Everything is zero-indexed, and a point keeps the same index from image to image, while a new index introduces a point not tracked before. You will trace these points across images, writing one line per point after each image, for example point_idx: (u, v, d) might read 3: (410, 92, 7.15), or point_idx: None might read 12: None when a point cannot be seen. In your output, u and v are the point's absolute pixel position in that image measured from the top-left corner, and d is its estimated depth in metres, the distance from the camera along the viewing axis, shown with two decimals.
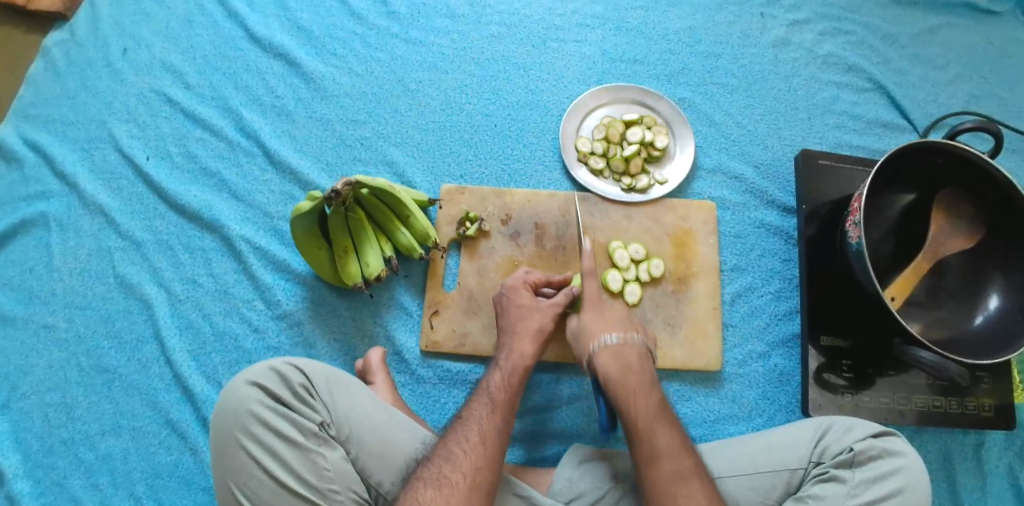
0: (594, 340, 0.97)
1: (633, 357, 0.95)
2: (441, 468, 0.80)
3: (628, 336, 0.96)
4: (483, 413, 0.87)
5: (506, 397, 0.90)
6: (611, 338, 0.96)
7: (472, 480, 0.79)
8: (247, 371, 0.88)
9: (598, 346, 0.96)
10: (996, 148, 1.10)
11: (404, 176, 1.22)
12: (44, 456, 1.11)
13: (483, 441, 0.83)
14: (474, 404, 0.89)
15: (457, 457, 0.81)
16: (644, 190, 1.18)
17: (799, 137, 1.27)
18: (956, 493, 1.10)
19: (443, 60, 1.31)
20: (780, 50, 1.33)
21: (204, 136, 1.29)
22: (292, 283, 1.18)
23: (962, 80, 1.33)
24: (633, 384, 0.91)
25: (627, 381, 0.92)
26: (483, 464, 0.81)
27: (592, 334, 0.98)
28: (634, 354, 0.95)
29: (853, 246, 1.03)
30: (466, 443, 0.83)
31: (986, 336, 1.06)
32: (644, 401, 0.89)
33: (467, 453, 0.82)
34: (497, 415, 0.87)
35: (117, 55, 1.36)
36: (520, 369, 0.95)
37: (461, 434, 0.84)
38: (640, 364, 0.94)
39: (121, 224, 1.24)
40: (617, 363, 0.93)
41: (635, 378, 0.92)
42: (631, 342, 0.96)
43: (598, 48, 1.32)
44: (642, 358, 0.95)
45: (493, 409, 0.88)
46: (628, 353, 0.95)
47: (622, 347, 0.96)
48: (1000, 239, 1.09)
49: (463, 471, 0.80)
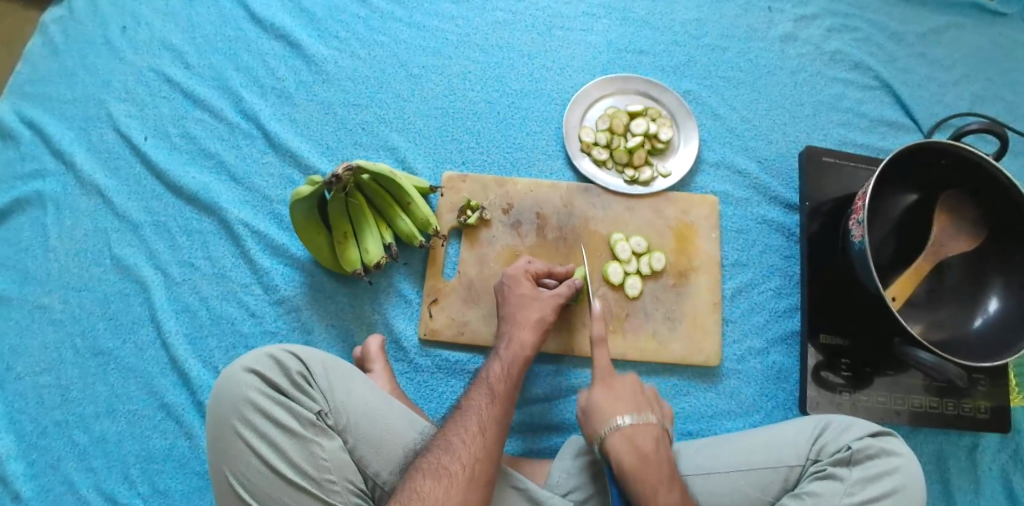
0: (607, 423, 0.88)
1: (649, 442, 0.86)
2: (440, 458, 0.80)
3: (644, 417, 0.88)
4: (483, 404, 0.87)
5: (506, 388, 0.90)
6: (626, 421, 0.87)
7: (470, 470, 0.79)
8: (244, 358, 0.87)
9: (611, 429, 0.87)
10: (1001, 151, 1.10)
11: (406, 163, 1.21)
12: (38, 437, 1.10)
13: (481, 432, 0.83)
14: (473, 395, 0.89)
15: (456, 447, 0.81)
16: (647, 182, 1.18)
17: (804, 133, 1.26)
18: (949, 493, 1.11)
19: (447, 46, 1.29)
20: (787, 45, 1.32)
21: (203, 118, 1.28)
22: (290, 268, 1.17)
23: (968, 81, 1.32)
24: (653, 477, 0.81)
25: (648, 474, 0.82)
26: (481, 454, 0.81)
27: (604, 416, 0.89)
28: (651, 436, 0.87)
29: (856, 245, 1.03)
30: (465, 433, 0.82)
31: (985, 339, 1.06)
32: (668, 497, 0.80)
33: (465, 443, 0.81)
34: (496, 406, 0.87)
35: (116, 34, 1.34)
36: (520, 360, 0.94)
37: (460, 424, 0.84)
38: (658, 453, 0.85)
39: (118, 205, 1.23)
40: (633, 450, 0.84)
41: (653, 471, 0.82)
42: (648, 424, 0.88)
43: (603, 38, 1.30)
44: (658, 442, 0.87)
45: (492, 400, 0.87)
46: (644, 436, 0.86)
47: (637, 433, 0.86)
48: (1001, 242, 1.08)
49: (461, 461, 0.79)
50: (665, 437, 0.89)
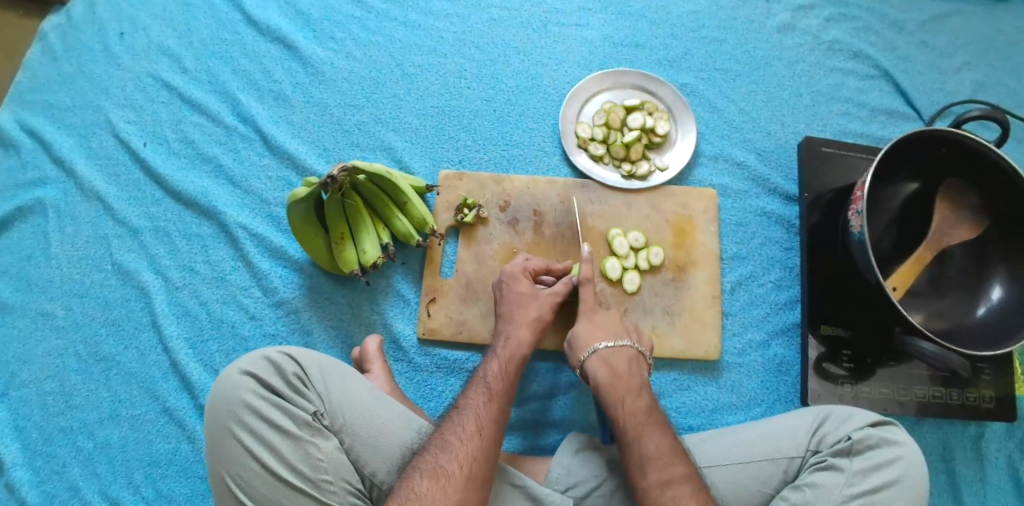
0: (585, 346, 0.95)
1: (623, 363, 0.93)
2: (438, 458, 0.80)
3: (618, 342, 0.95)
4: (480, 403, 0.87)
5: (503, 387, 0.89)
6: (603, 345, 0.94)
7: (469, 469, 0.79)
8: (240, 361, 0.88)
9: (590, 352, 0.94)
10: (1002, 137, 1.09)
11: (402, 162, 1.21)
12: (44, 443, 1.11)
13: (479, 431, 0.83)
14: (471, 393, 0.89)
15: (454, 447, 0.81)
16: (644, 177, 1.17)
17: (803, 124, 1.25)
18: (955, 484, 1.10)
19: (442, 44, 1.29)
20: (785, 35, 1.31)
21: (200, 122, 1.28)
22: (289, 270, 1.17)
23: (970, 68, 1.30)
24: (623, 389, 0.90)
25: (617, 387, 0.90)
26: (479, 453, 0.81)
27: (585, 341, 0.96)
28: (627, 357, 0.94)
29: (855, 236, 1.02)
30: (462, 433, 0.82)
31: (988, 328, 1.05)
32: (634, 405, 0.88)
33: (462, 442, 0.81)
34: (494, 405, 0.86)
35: (113, 40, 1.34)
36: (518, 358, 0.94)
37: (458, 424, 0.84)
38: (631, 371, 0.92)
39: (118, 211, 1.23)
40: (608, 369, 0.92)
41: (625, 384, 0.90)
42: (622, 347, 0.95)
43: (599, 33, 1.29)
44: (633, 362, 0.94)
45: (490, 400, 0.87)
46: (619, 358, 0.93)
47: (613, 354, 0.94)
48: (1003, 229, 1.07)
49: (459, 461, 0.79)
50: (643, 360, 0.95)
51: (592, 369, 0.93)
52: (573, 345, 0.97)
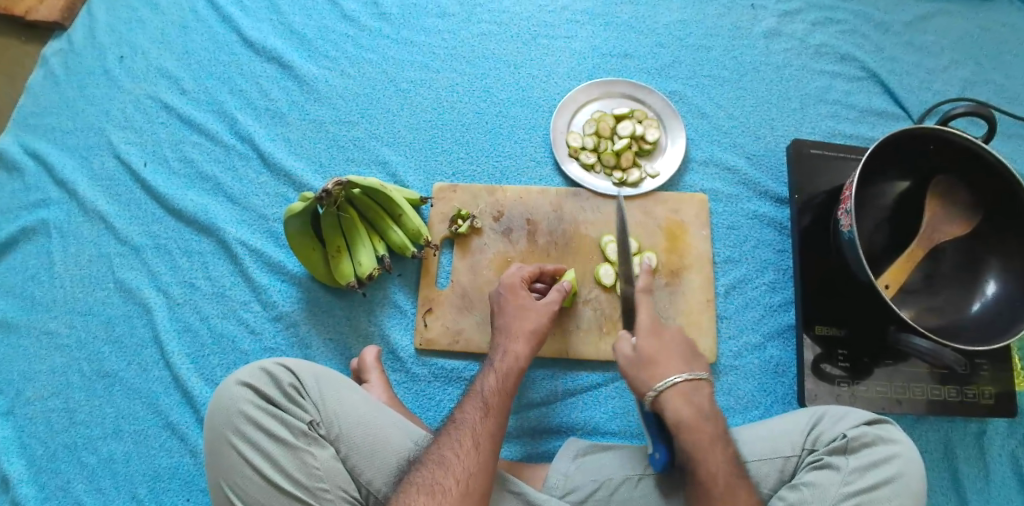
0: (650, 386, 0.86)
1: (704, 399, 0.86)
2: (433, 473, 0.80)
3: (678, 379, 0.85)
4: (477, 418, 0.87)
5: (501, 401, 0.90)
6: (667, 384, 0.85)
7: (464, 484, 0.80)
8: (239, 373, 0.91)
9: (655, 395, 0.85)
10: (990, 134, 1.10)
11: (397, 176, 1.23)
12: (49, 460, 1.13)
13: (475, 446, 0.83)
14: (468, 408, 0.89)
15: (450, 462, 0.82)
16: (635, 184, 1.18)
17: (792, 127, 1.26)
18: (958, 483, 1.09)
19: (434, 60, 1.32)
20: (772, 41, 1.32)
21: (199, 141, 1.31)
22: (287, 284, 1.19)
23: (958, 66, 1.32)
24: (701, 438, 0.83)
25: (696, 436, 0.83)
26: (474, 469, 0.81)
27: (656, 371, 0.87)
28: (696, 397, 0.85)
29: (846, 235, 1.03)
30: (458, 448, 0.83)
31: (984, 323, 1.05)
32: (715, 458, 0.82)
33: (458, 457, 0.82)
34: (490, 419, 0.87)
35: (114, 64, 1.38)
36: (515, 372, 0.94)
37: (454, 439, 0.84)
38: (705, 414, 0.85)
39: (120, 230, 1.26)
40: (691, 407, 0.84)
41: (700, 432, 0.83)
42: (684, 385, 0.85)
43: (587, 44, 1.32)
44: (702, 399, 0.86)
45: (486, 414, 0.87)
46: (686, 400, 0.85)
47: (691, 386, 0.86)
48: (995, 224, 1.08)
49: (455, 476, 0.80)
50: (709, 392, 0.87)
51: (671, 404, 0.84)
52: (638, 367, 0.88)
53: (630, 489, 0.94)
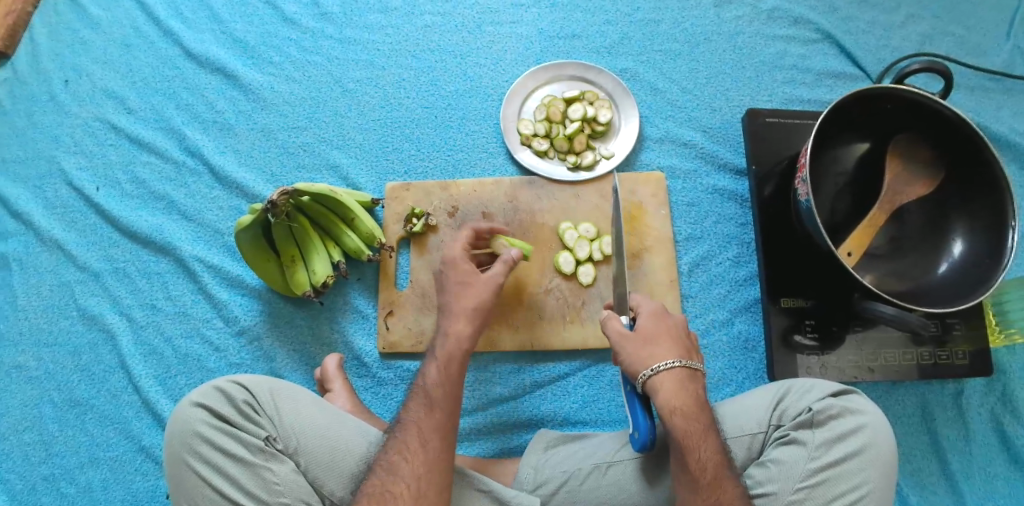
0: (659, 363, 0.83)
1: (693, 389, 0.84)
2: (384, 481, 0.79)
3: (694, 364, 0.84)
4: (422, 416, 0.85)
5: (445, 393, 0.87)
6: (678, 364, 0.83)
7: (417, 488, 0.79)
8: (192, 392, 0.89)
9: (666, 372, 0.82)
10: (948, 88, 1.06)
11: (349, 179, 1.21)
12: (29, 493, 1.13)
13: (423, 446, 0.82)
14: (413, 405, 0.87)
15: (399, 467, 0.80)
16: (590, 166, 1.16)
17: (747, 97, 1.24)
18: (937, 445, 1.08)
19: (379, 57, 1.29)
20: (722, 9, 1.29)
21: (151, 161, 1.29)
22: (247, 297, 1.18)
23: (915, 21, 1.28)
24: (696, 427, 0.81)
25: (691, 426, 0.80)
26: (424, 470, 0.80)
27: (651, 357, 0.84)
28: (695, 382, 0.84)
29: (804, 204, 1.01)
30: (407, 452, 0.82)
31: (951, 284, 1.03)
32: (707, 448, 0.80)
33: (407, 462, 0.81)
34: (436, 416, 0.85)
35: (60, 89, 1.35)
36: (458, 357, 0.91)
37: (402, 441, 0.83)
38: (699, 398, 0.83)
39: (78, 257, 1.24)
40: (681, 395, 0.82)
41: (697, 418, 0.81)
42: (696, 370, 0.85)
43: (534, 27, 1.29)
44: (699, 387, 0.85)
45: (430, 410, 0.85)
46: (690, 383, 0.84)
47: (687, 377, 0.84)
48: (959, 180, 1.05)
49: (405, 481, 0.79)
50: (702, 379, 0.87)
51: (663, 391, 0.82)
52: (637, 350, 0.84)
53: (599, 477, 0.91)
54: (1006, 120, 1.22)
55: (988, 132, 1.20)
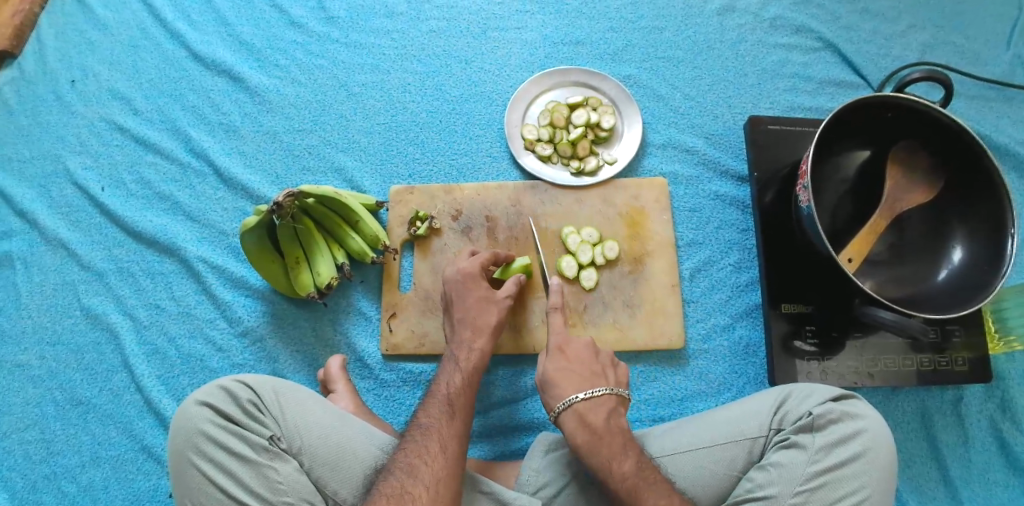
0: (561, 400, 0.92)
1: (601, 417, 0.91)
2: (402, 481, 0.80)
3: (597, 391, 0.92)
4: (443, 423, 0.88)
5: (464, 402, 0.91)
6: (580, 397, 0.92)
7: (435, 490, 0.80)
8: (197, 392, 0.89)
9: (567, 407, 0.91)
10: (948, 97, 1.08)
11: (353, 182, 1.22)
12: (29, 491, 1.13)
13: (443, 451, 0.84)
14: (432, 412, 0.90)
15: (417, 469, 0.82)
16: (593, 172, 1.17)
17: (750, 104, 1.25)
18: (936, 451, 1.09)
19: (384, 61, 1.30)
20: (725, 17, 1.31)
21: (156, 162, 1.29)
22: (251, 298, 1.18)
23: (915, 30, 1.30)
24: (606, 450, 0.87)
25: (599, 451, 0.87)
26: (443, 475, 0.82)
27: (557, 395, 0.93)
28: (606, 408, 0.92)
29: (805, 210, 1.02)
30: (427, 455, 0.83)
31: (951, 290, 1.04)
32: (621, 467, 0.85)
33: (427, 464, 0.82)
34: (457, 422, 0.88)
35: (66, 89, 1.36)
36: (477, 372, 0.96)
37: (422, 444, 0.85)
38: (608, 424, 0.90)
39: (82, 256, 1.25)
40: (584, 427, 0.90)
41: (608, 442, 0.88)
42: (603, 397, 0.93)
43: (538, 33, 1.30)
44: (611, 413, 0.92)
45: (452, 417, 0.89)
46: (598, 410, 0.91)
47: (589, 407, 0.91)
48: (958, 187, 1.06)
49: (425, 483, 0.81)
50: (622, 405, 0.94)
51: (567, 430, 0.90)
52: (548, 393, 0.95)
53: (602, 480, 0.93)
54: (1006, 130, 1.23)
55: (988, 141, 1.21)
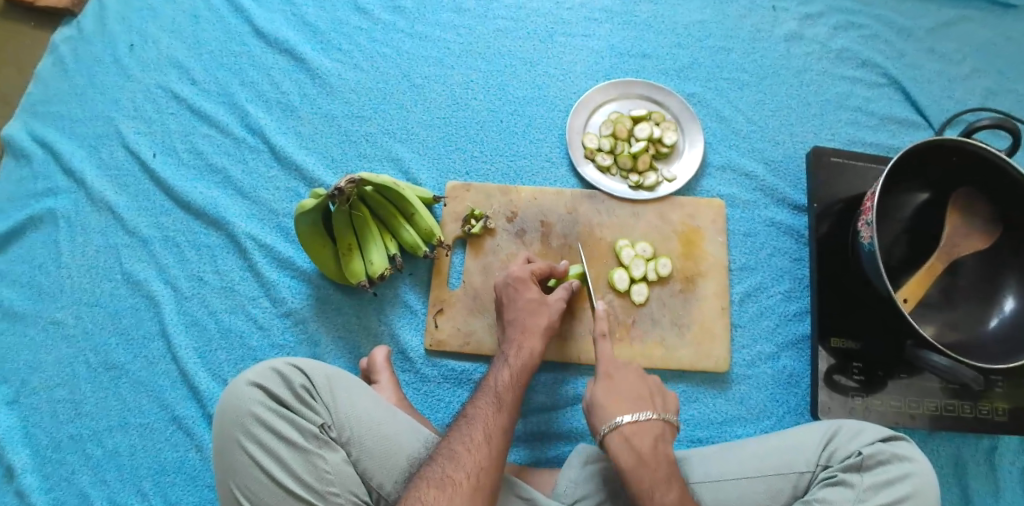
0: (600, 352, 0.97)
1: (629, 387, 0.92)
2: (445, 468, 0.80)
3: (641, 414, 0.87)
4: (490, 414, 0.87)
5: (512, 397, 0.90)
6: (619, 363, 0.95)
7: (477, 478, 0.80)
8: (249, 371, 0.89)
9: (602, 362, 0.96)
10: (1014, 145, 1.07)
11: (410, 173, 1.21)
12: (54, 451, 1.11)
13: (487, 441, 0.84)
14: (481, 403, 0.89)
15: (461, 456, 0.81)
16: (651, 187, 1.17)
17: (811, 134, 1.24)
18: (968, 499, 1.09)
19: (449, 55, 1.30)
20: (793, 44, 1.30)
21: (210, 133, 1.28)
22: (297, 280, 1.18)
23: (981, 75, 1.29)
24: (624, 396, 0.91)
25: (619, 394, 0.91)
26: (486, 463, 0.81)
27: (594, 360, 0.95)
28: (638, 372, 0.94)
29: (865, 247, 1.01)
30: (470, 443, 0.83)
31: (1002, 339, 1.03)
32: (633, 411, 0.89)
33: (471, 454, 0.82)
34: (503, 415, 0.87)
35: (124, 52, 1.35)
36: (529, 369, 0.95)
37: (467, 434, 0.84)
38: (638, 385, 0.93)
39: (127, 221, 1.23)
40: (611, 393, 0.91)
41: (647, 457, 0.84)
42: (639, 365, 0.95)
43: (605, 42, 1.30)
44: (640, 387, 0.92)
45: (500, 409, 0.88)
46: (630, 369, 0.94)
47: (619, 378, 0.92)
48: (1016, 237, 1.06)
49: (467, 470, 0.80)
50: (662, 383, 0.95)
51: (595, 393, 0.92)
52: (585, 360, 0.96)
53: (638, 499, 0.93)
54: None
55: None
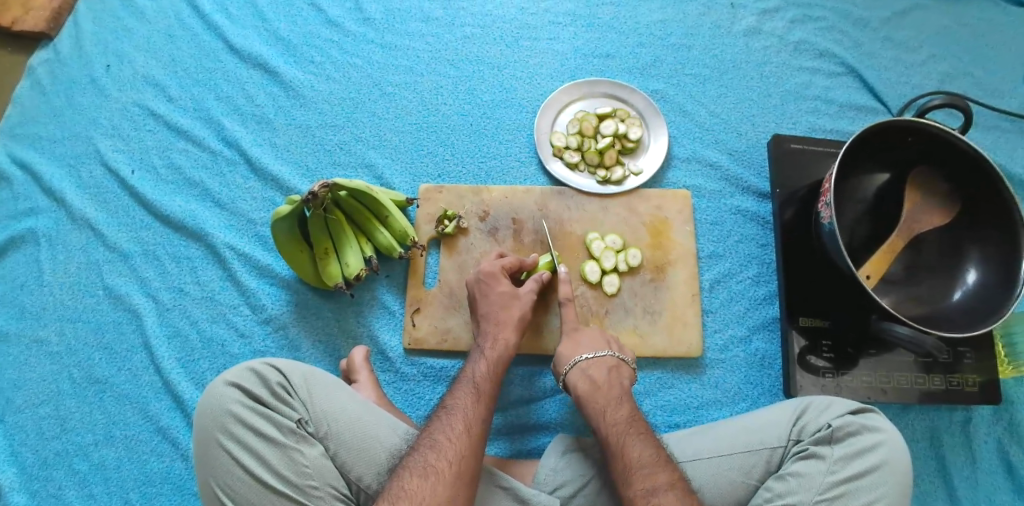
0: (567, 360, 1.00)
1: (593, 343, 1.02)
2: (427, 457, 0.82)
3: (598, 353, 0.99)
4: (470, 404, 0.89)
5: (488, 388, 0.92)
6: (584, 357, 0.99)
7: (459, 466, 0.81)
8: (227, 373, 0.90)
9: (571, 366, 0.99)
10: (966, 124, 1.10)
11: (383, 179, 1.24)
12: (40, 467, 1.11)
13: (467, 432, 0.85)
14: (458, 394, 0.91)
15: (442, 445, 0.83)
16: (619, 181, 1.20)
17: (773, 124, 1.28)
18: (945, 471, 1.10)
19: (419, 63, 1.33)
20: (751, 38, 1.34)
21: (187, 148, 1.31)
22: (276, 287, 1.19)
23: (935, 60, 1.34)
24: (602, 400, 0.93)
25: (596, 399, 0.94)
26: (467, 452, 0.83)
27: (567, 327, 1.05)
28: (607, 366, 0.98)
29: (826, 228, 1.04)
30: (450, 432, 0.85)
31: (966, 311, 1.06)
32: (613, 413, 0.91)
33: (451, 442, 0.84)
34: (481, 405, 0.89)
35: (101, 73, 1.38)
36: (504, 359, 0.98)
37: (447, 424, 0.86)
38: (609, 379, 0.97)
39: (108, 237, 1.25)
40: (576, 345, 1.01)
41: (605, 393, 0.94)
42: (603, 357, 0.99)
43: (570, 45, 1.34)
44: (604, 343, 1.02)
45: (478, 400, 0.90)
46: (600, 366, 0.98)
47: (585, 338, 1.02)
48: (974, 211, 1.09)
49: (448, 459, 0.82)
50: (625, 368, 1.00)
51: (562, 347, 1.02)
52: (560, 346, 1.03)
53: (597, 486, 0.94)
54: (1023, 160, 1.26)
55: (1004, 170, 1.24)
